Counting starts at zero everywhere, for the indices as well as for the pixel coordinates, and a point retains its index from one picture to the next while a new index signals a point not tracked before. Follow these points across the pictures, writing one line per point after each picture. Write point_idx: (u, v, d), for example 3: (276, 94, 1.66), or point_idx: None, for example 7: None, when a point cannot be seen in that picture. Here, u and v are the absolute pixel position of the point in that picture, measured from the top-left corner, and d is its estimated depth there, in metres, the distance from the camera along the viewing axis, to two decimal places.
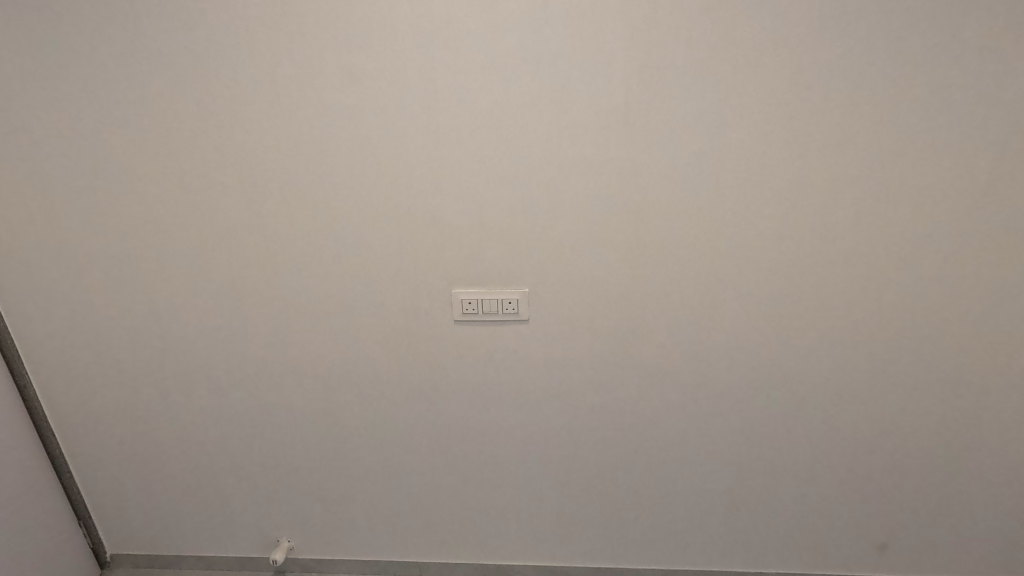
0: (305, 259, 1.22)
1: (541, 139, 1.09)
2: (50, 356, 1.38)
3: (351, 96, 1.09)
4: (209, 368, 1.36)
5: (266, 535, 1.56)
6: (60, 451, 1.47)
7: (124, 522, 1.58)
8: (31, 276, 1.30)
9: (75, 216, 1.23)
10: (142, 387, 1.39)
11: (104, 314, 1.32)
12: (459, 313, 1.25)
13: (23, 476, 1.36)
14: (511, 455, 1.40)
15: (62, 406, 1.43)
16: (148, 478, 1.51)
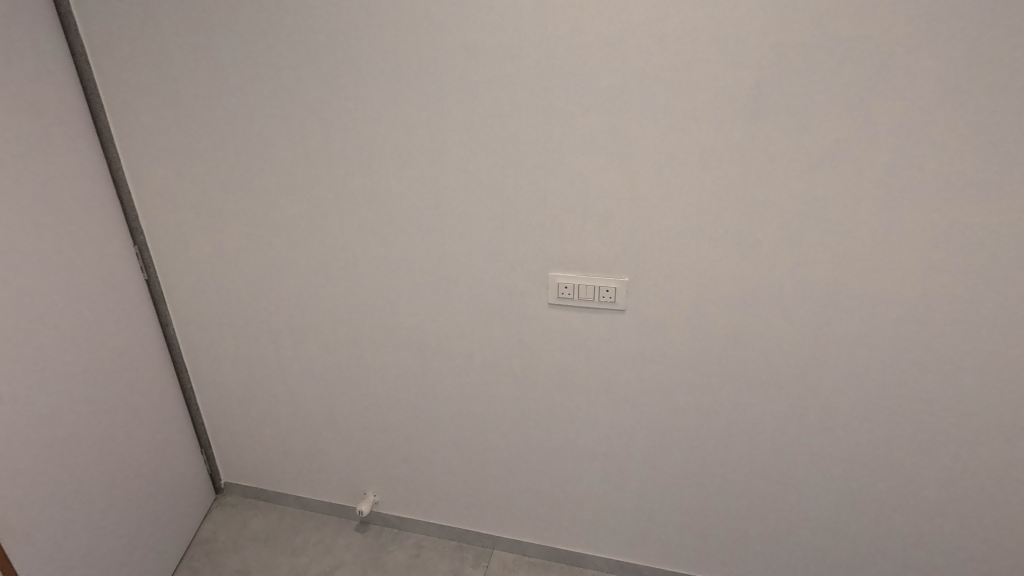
0: (411, 231, 1.26)
1: (657, 122, 1.04)
2: (188, 301, 1.54)
3: (467, 73, 1.09)
4: (317, 326, 1.45)
5: (355, 486, 1.67)
6: (191, 385, 1.67)
7: (238, 455, 1.77)
8: (176, 230, 1.44)
9: (213, 177, 1.34)
10: (260, 337, 1.52)
11: (232, 268, 1.45)
12: (555, 296, 1.23)
13: (162, 405, 1.55)
14: (593, 446, 1.38)
15: (195, 346, 1.61)
16: (260, 419, 1.66)
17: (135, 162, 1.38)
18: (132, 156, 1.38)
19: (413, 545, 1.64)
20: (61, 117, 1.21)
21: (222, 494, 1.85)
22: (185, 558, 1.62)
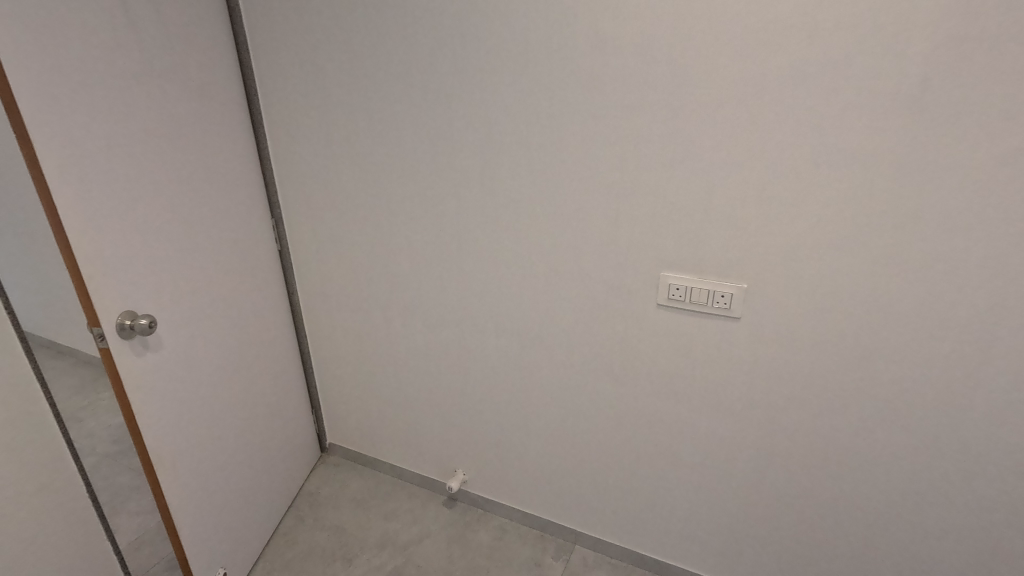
0: (523, 221, 1.28)
1: (795, 121, 0.96)
2: (311, 274, 1.67)
3: (593, 66, 1.08)
4: (425, 307, 1.52)
5: (446, 463, 1.74)
6: (309, 350, 1.81)
7: (343, 420, 1.90)
8: (307, 207, 1.57)
9: (344, 160, 1.44)
10: (372, 313, 1.62)
11: (353, 246, 1.55)
12: (664, 298, 1.19)
13: (284, 365, 1.70)
14: (689, 455, 1.33)
15: (315, 315, 1.74)
16: (365, 388, 1.77)
17: (279, 143, 1.52)
18: (278, 138, 1.51)
19: (497, 528, 1.67)
20: (224, 100, 1.35)
21: (326, 454, 2.00)
22: (293, 508, 1.77)
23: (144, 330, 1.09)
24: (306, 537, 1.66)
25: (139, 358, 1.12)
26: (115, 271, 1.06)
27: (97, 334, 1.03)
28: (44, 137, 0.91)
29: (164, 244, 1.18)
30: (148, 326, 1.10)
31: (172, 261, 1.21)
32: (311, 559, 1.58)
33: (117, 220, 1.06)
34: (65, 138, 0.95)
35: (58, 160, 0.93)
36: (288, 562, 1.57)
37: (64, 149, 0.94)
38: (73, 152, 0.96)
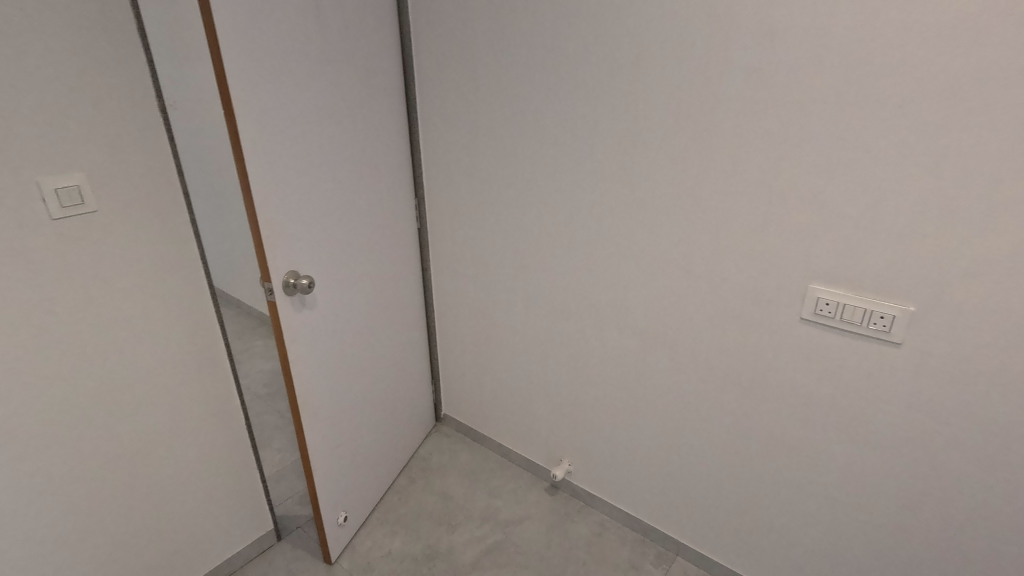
0: (659, 217, 1.25)
1: (1004, 124, 0.82)
2: (445, 252, 1.77)
3: (755, 57, 1.01)
4: (549, 295, 1.54)
5: (553, 451, 1.76)
6: (435, 323, 1.92)
7: (458, 394, 2.00)
8: (448, 189, 1.66)
9: (487, 145, 1.50)
10: (497, 295, 1.68)
11: (486, 229, 1.61)
12: (810, 312, 1.10)
13: (412, 336, 1.82)
14: (818, 487, 1.22)
15: (443, 292, 1.84)
16: (482, 366, 1.85)
17: (429, 126, 1.62)
18: (428, 121, 1.61)
19: (596, 523, 1.67)
20: (385, 83, 1.47)
21: (440, 423, 2.12)
22: (407, 468, 1.90)
23: (304, 290, 1.23)
24: (417, 497, 1.77)
25: (298, 313, 1.26)
26: (286, 234, 1.20)
27: (268, 288, 1.18)
28: (244, 112, 1.05)
29: (326, 213, 1.32)
30: (307, 285, 1.23)
31: (332, 230, 1.35)
32: (419, 519, 1.69)
33: (292, 190, 1.20)
34: (259, 114, 1.08)
35: (252, 133, 1.07)
36: (399, 518, 1.69)
37: (257, 123, 1.08)
38: (263, 126, 1.10)
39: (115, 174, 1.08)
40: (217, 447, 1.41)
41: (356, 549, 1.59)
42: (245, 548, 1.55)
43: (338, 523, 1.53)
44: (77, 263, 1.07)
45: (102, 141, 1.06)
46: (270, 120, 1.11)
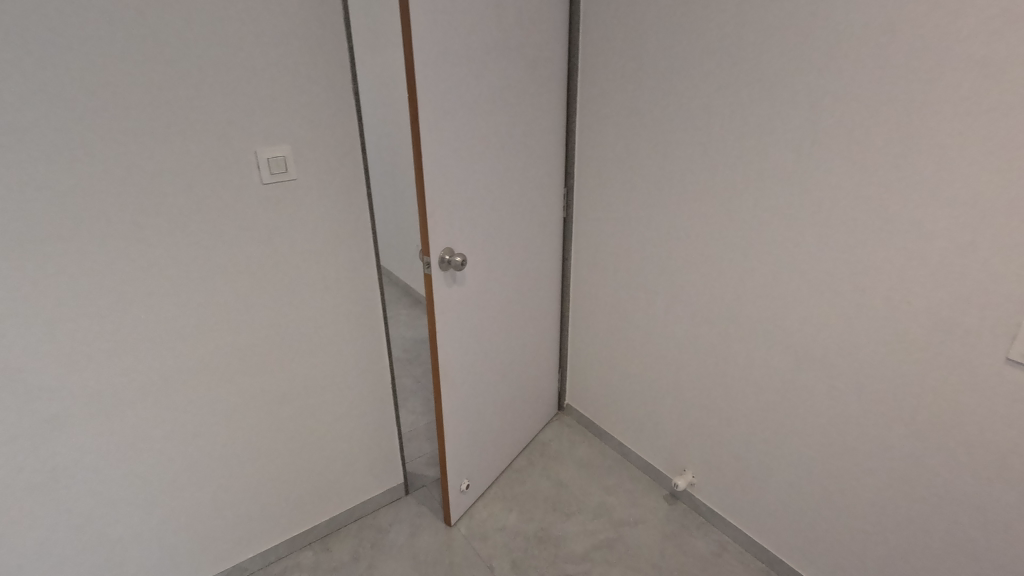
0: (834, 227, 1.14)
1: None
2: (587, 244, 1.77)
3: (982, 51, 0.88)
4: (693, 298, 1.48)
5: (676, 460, 1.70)
6: (569, 314, 1.94)
7: (584, 387, 2.00)
8: (599, 181, 1.66)
9: (646, 139, 1.47)
10: (636, 292, 1.65)
11: (634, 224, 1.58)
12: (1019, 351, 0.94)
13: (546, 323, 1.86)
14: (1003, 555, 1.04)
15: (581, 283, 1.85)
16: (611, 362, 1.83)
17: (587, 118, 1.63)
18: (587, 112, 1.62)
19: (717, 543, 1.58)
20: (550, 73, 1.50)
21: (562, 412, 2.14)
22: (527, 450, 1.95)
23: (456, 267, 1.30)
24: (534, 480, 1.82)
25: (449, 288, 1.35)
26: (447, 213, 1.28)
27: (426, 262, 1.27)
28: (425, 97, 1.14)
29: (483, 197, 1.39)
30: (461, 263, 1.31)
31: (487, 213, 1.42)
32: (535, 501, 1.73)
33: (458, 172, 1.28)
34: (437, 99, 1.17)
35: (429, 117, 1.16)
36: (516, 496, 1.75)
37: (434, 108, 1.17)
38: (439, 111, 1.18)
39: (315, 149, 1.23)
40: (366, 402, 1.57)
41: (474, 517, 1.68)
42: (378, 495, 1.71)
43: (461, 489, 1.63)
44: (277, 224, 1.24)
45: (309, 120, 1.21)
46: (445, 105, 1.20)
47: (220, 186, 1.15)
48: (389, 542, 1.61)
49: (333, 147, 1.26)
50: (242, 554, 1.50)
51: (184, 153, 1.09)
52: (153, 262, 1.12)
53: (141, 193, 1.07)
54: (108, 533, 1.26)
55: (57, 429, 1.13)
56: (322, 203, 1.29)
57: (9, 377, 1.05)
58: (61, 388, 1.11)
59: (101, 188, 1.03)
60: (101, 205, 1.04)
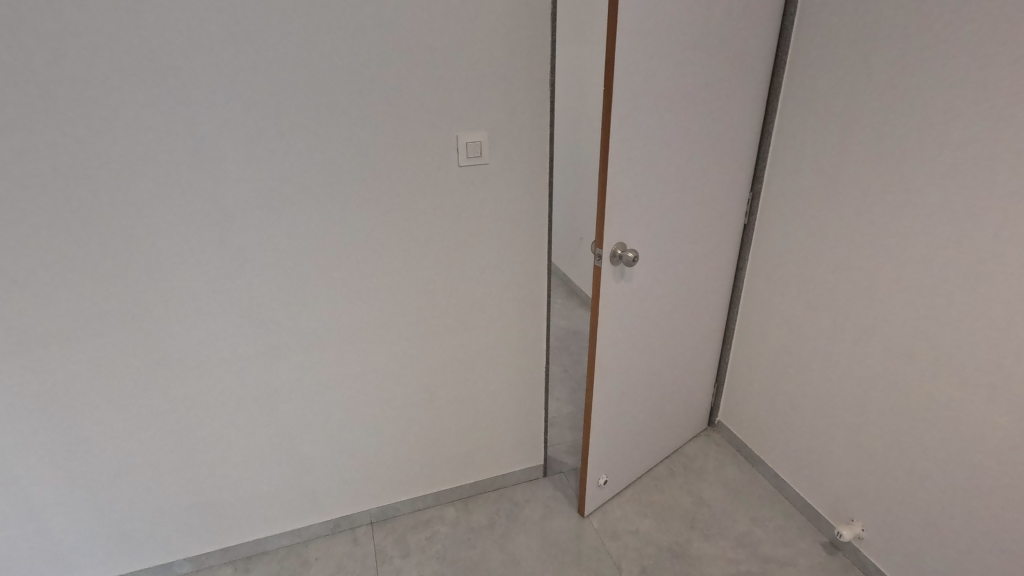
0: None
1: None
2: (766, 256, 1.64)
3: None
4: (892, 331, 1.30)
5: (843, 507, 1.52)
6: (734, 327, 1.82)
7: (740, 407, 1.87)
8: (790, 190, 1.52)
9: (855, 146, 1.31)
10: (819, 315, 1.49)
11: (826, 240, 1.43)
12: None
13: (708, 333, 1.76)
14: None
15: (753, 297, 1.72)
16: (776, 387, 1.68)
17: (787, 118, 1.49)
18: (788, 112, 1.49)
19: None
20: (752, 69, 1.40)
21: (712, 428, 2.02)
22: (669, 460, 1.89)
23: (628, 262, 1.30)
24: (673, 492, 1.75)
25: (616, 282, 1.35)
26: (624, 208, 1.28)
27: (597, 254, 1.28)
28: (619, 91, 1.14)
29: (661, 196, 1.36)
30: (631, 259, 1.30)
31: (664, 212, 1.39)
32: (672, 513, 1.67)
33: (640, 168, 1.27)
34: (630, 93, 1.17)
35: (621, 110, 1.16)
36: (652, 504, 1.70)
37: (626, 101, 1.17)
38: (631, 105, 1.18)
39: (507, 136, 1.31)
40: (519, 380, 1.64)
41: (607, 514, 1.67)
42: (518, 471, 1.79)
43: (598, 484, 1.63)
44: (464, 205, 1.35)
45: (505, 109, 1.28)
46: (638, 99, 1.19)
47: (423, 166, 1.27)
48: (523, 517, 1.67)
49: (523, 136, 1.32)
50: (397, 496, 1.68)
51: (398, 135, 1.23)
52: (364, 229, 1.29)
53: (361, 168, 1.23)
54: (301, 452, 1.50)
55: (276, 357, 1.36)
56: (506, 188, 1.36)
57: (250, 309, 1.29)
58: (285, 324, 1.33)
59: (333, 161, 1.21)
60: (331, 177, 1.22)
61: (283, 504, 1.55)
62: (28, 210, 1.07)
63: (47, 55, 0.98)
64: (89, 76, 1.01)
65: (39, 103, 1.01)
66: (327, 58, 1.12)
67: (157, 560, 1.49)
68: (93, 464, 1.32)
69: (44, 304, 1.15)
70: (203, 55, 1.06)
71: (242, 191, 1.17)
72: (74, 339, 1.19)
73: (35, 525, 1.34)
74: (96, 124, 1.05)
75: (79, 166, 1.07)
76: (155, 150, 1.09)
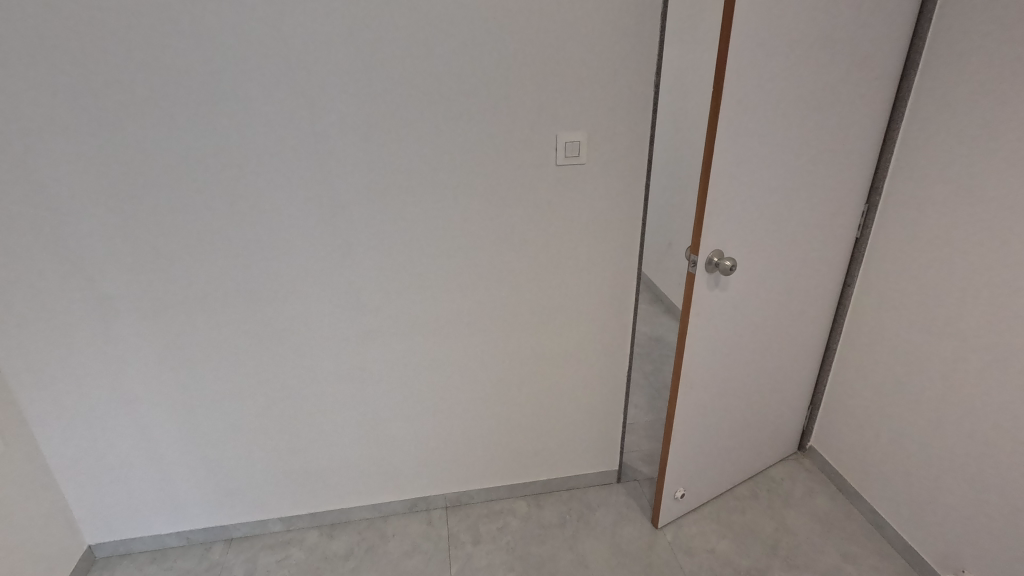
0: None
1: None
2: (880, 274, 1.51)
3: None
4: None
5: (951, 555, 1.38)
6: (835, 347, 1.70)
7: (836, 433, 1.75)
8: (913, 203, 1.39)
9: (995, 159, 1.18)
10: (938, 342, 1.36)
11: (952, 261, 1.30)
12: None
13: (806, 352, 1.66)
14: None
15: (861, 317, 1.60)
16: (881, 416, 1.55)
17: (914, 125, 1.37)
18: (916, 118, 1.36)
19: None
20: (878, 72, 1.30)
21: (802, 453, 1.90)
22: (752, 481, 1.80)
23: (725, 271, 1.25)
24: (754, 514, 1.67)
25: (710, 291, 1.30)
26: (724, 214, 1.24)
27: (693, 260, 1.25)
28: (728, 94, 1.10)
29: (765, 204, 1.29)
30: (729, 268, 1.25)
31: (766, 221, 1.32)
32: (752, 537, 1.59)
33: (743, 175, 1.22)
34: (740, 96, 1.12)
35: (729, 114, 1.12)
36: (731, 524, 1.63)
37: (735, 104, 1.13)
38: (740, 108, 1.14)
39: (606, 137, 1.30)
40: (600, 383, 1.63)
41: (682, 529, 1.63)
42: (592, 474, 1.78)
43: (675, 497, 1.59)
44: (558, 204, 1.36)
45: (606, 110, 1.28)
46: (748, 102, 1.14)
47: (520, 164, 1.30)
48: (594, 521, 1.66)
49: (622, 136, 1.31)
50: (472, 484, 1.72)
51: (498, 133, 1.26)
52: (460, 222, 1.34)
53: (461, 164, 1.28)
54: (386, 431, 1.58)
55: (372, 340, 1.44)
56: (601, 188, 1.36)
57: (352, 293, 1.37)
58: (381, 308, 1.41)
59: (436, 156, 1.26)
60: (434, 172, 1.28)
61: (367, 478, 1.64)
62: (177, 192, 1.20)
63: (198, 53, 1.09)
64: (231, 73, 1.12)
65: (188, 96, 1.12)
66: (438, 58, 1.17)
67: (256, 516, 1.63)
68: (210, 423, 1.47)
69: (180, 276, 1.28)
70: (328, 55, 1.14)
71: (352, 181, 1.25)
72: (202, 309, 1.33)
73: (158, 473, 1.50)
74: (234, 116, 1.16)
75: (217, 155, 1.18)
76: (282, 141, 1.19)
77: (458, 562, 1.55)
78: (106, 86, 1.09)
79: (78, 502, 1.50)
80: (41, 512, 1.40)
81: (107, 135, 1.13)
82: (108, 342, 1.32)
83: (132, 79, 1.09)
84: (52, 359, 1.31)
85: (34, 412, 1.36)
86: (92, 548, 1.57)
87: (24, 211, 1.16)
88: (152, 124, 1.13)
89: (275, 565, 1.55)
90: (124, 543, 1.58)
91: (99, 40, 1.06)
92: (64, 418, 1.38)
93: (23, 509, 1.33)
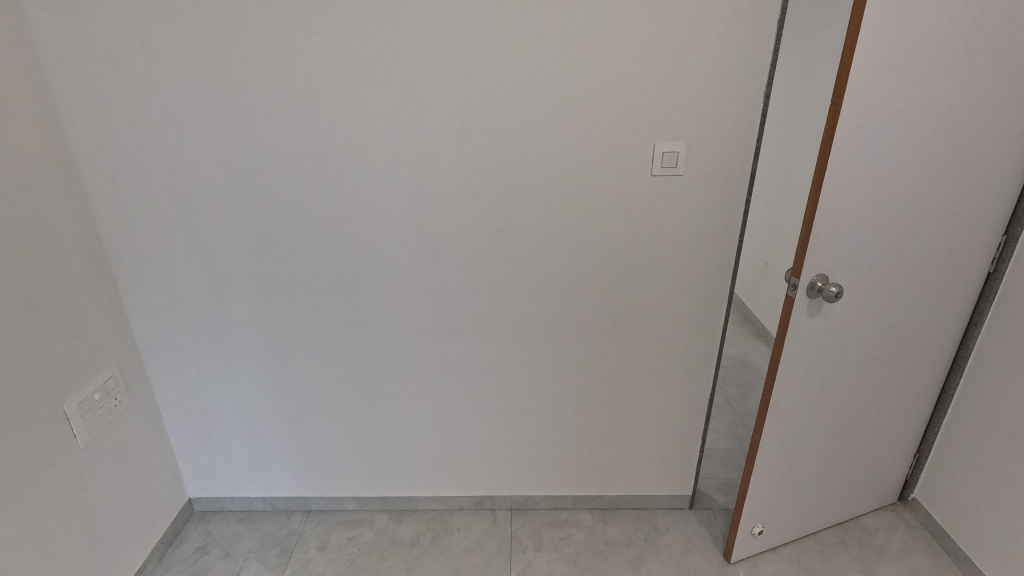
0: None
1: None
2: (1015, 316, 1.34)
3: None
4: None
5: None
6: (953, 393, 1.52)
7: (947, 488, 1.56)
8: None
9: None
10: None
11: None
12: None
13: (916, 394, 1.50)
14: None
15: (987, 363, 1.42)
16: (1003, 477, 1.38)
17: None
18: None
19: None
20: None
21: (902, 505, 1.73)
22: (841, 527, 1.65)
23: (828, 297, 1.17)
24: (841, 564, 1.53)
25: (810, 318, 1.22)
26: (833, 237, 1.15)
27: (793, 283, 1.17)
28: (848, 108, 1.03)
29: (881, 229, 1.19)
30: (833, 294, 1.17)
31: (881, 248, 1.21)
32: None
33: (857, 196, 1.13)
34: (862, 111, 1.04)
35: (848, 127, 1.04)
36: (813, 570, 1.51)
37: (856, 120, 1.04)
38: (861, 123, 1.05)
39: (708, 149, 1.25)
40: (679, 401, 1.57)
41: (756, 567, 1.53)
42: (663, 496, 1.72)
43: (752, 532, 1.50)
44: (650, 216, 1.32)
45: (711, 121, 1.22)
46: (870, 117, 1.05)
47: (613, 171, 1.28)
48: (662, 545, 1.60)
49: (725, 149, 1.25)
50: (539, 490, 1.72)
51: (592, 143, 1.25)
52: (547, 229, 1.34)
53: (553, 171, 1.28)
54: (460, 426, 1.61)
55: (455, 337, 1.48)
56: (698, 202, 1.30)
57: (439, 290, 1.42)
58: (465, 307, 1.44)
59: (531, 160, 1.27)
60: (525, 179, 1.29)
61: (437, 469, 1.68)
62: (290, 185, 1.30)
63: (321, 56, 1.18)
64: (346, 77, 1.20)
65: (308, 96, 1.21)
66: (541, 65, 1.18)
67: (335, 492, 1.72)
68: (300, 400, 1.57)
69: (285, 261, 1.38)
70: (436, 59, 1.18)
71: (448, 183, 1.29)
72: (301, 292, 1.42)
73: (251, 440, 1.63)
74: (346, 114, 1.23)
75: (326, 151, 1.26)
76: (387, 143, 1.26)
77: (519, 565, 1.55)
78: (240, 85, 1.20)
79: (183, 459, 1.66)
80: (153, 463, 1.56)
81: (236, 128, 1.24)
82: (220, 315, 1.45)
83: (261, 78, 1.20)
84: (174, 325, 1.46)
85: (155, 372, 1.53)
86: (192, 501, 1.73)
87: (162, 194, 1.31)
88: (275, 121, 1.24)
89: (346, 542, 1.63)
90: (218, 500, 1.73)
91: (235, 41, 1.17)
92: (179, 379, 1.54)
93: (138, 457, 1.49)
